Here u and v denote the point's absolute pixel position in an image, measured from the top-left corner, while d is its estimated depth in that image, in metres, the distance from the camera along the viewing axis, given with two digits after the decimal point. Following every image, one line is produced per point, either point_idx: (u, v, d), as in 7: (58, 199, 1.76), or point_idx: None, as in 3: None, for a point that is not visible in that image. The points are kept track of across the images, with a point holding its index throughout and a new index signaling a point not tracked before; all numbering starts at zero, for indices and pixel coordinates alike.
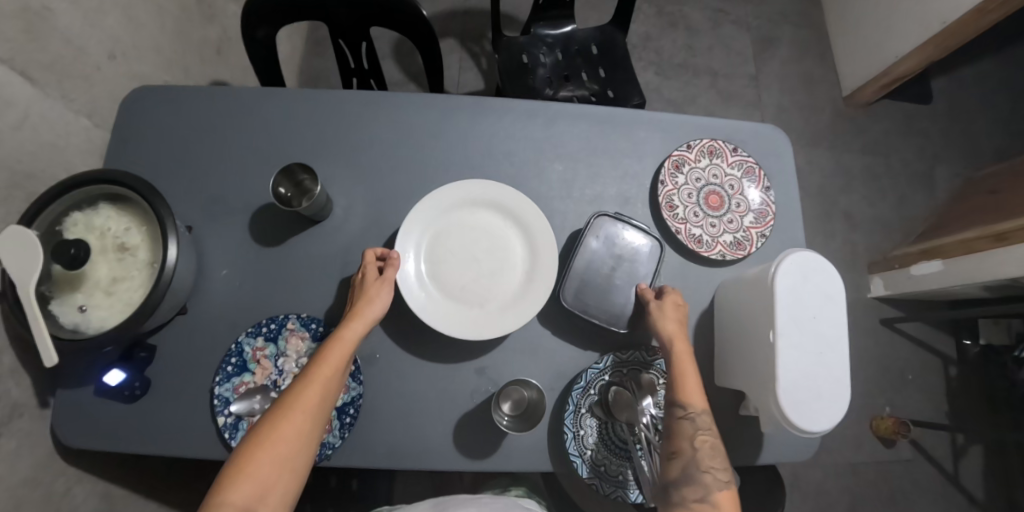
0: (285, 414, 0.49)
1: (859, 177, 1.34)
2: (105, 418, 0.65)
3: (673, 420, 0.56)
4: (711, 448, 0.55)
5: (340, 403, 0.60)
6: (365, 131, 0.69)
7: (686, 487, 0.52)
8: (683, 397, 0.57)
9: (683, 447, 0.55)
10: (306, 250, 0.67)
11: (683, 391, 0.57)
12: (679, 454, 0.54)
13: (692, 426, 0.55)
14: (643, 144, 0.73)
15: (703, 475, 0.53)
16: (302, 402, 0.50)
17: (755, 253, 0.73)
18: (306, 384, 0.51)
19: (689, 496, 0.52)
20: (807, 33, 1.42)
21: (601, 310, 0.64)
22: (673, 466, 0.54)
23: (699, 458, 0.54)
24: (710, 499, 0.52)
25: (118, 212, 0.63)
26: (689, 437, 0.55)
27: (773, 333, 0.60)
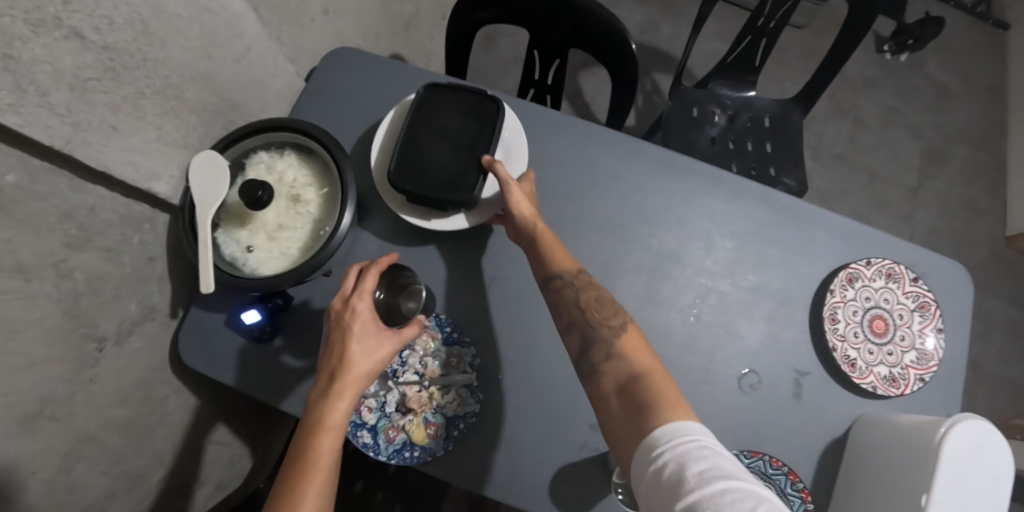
0: None
1: (999, 328, 1.22)
2: (228, 349, 0.67)
3: (555, 294, 0.55)
4: (596, 301, 0.54)
5: (452, 414, 0.59)
6: (545, 151, 0.68)
7: (593, 350, 0.51)
8: (557, 265, 0.56)
9: (573, 315, 0.54)
10: (459, 244, 0.66)
11: (554, 261, 0.56)
12: (573, 324, 0.54)
13: (572, 290, 0.55)
14: (819, 246, 0.68)
15: (599, 330, 0.52)
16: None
17: (907, 395, 0.67)
18: (289, 494, 0.41)
19: (596, 358, 0.51)
20: (984, 158, 1.30)
21: (437, 188, 0.54)
22: (571, 342, 0.54)
23: (588, 316, 0.53)
24: (616, 351, 0.50)
25: (300, 164, 0.65)
26: (574, 302, 0.55)
27: (927, 498, 0.52)
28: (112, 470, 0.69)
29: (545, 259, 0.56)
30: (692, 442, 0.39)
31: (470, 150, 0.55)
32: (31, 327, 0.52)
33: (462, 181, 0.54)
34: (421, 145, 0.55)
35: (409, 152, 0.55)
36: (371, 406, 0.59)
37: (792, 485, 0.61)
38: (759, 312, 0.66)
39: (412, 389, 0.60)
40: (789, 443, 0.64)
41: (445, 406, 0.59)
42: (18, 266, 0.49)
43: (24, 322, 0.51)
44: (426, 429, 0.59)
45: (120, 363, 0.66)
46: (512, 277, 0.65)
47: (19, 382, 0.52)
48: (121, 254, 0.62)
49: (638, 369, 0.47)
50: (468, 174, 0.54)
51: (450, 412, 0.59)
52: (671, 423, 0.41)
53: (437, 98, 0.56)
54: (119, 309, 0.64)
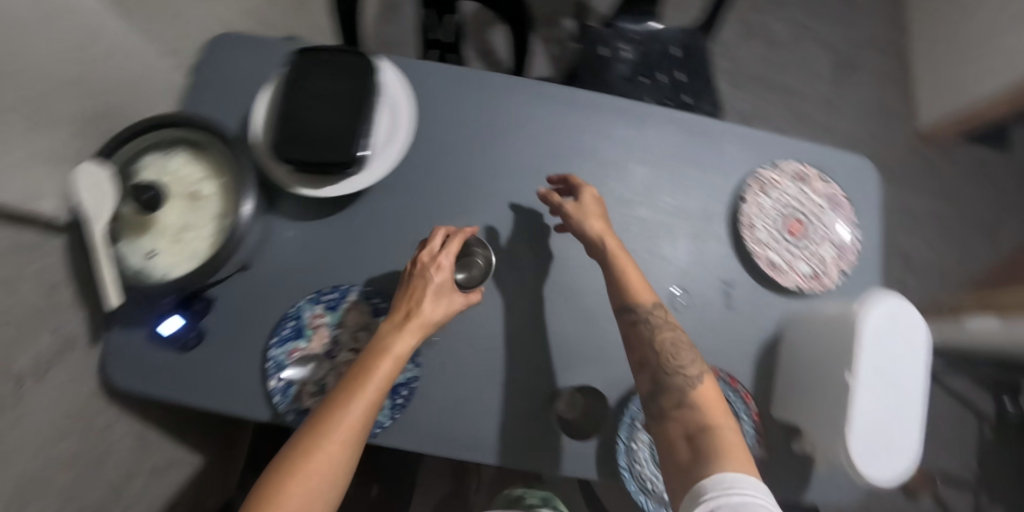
0: (320, 442, 0.45)
1: (922, 219, 1.30)
2: (157, 363, 0.65)
3: (629, 327, 0.56)
4: (672, 344, 0.54)
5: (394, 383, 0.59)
6: (449, 106, 0.67)
7: (664, 396, 0.52)
8: (633, 297, 0.56)
9: (647, 355, 0.54)
10: (376, 214, 0.65)
11: (632, 294, 0.56)
12: (644, 362, 0.55)
13: (647, 328, 0.55)
14: (731, 159, 0.70)
15: (673, 377, 0.52)
16: (336, 431, 0.46)
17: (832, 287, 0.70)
18: (345, 405, 0.47)
19: (669, 404, 0.51)
20: (890, 60, 1.35)
21: (319, 151, 0.55)
22: (643, 378, 0.54)
23: (662, 360, 0.53)
24: (689, 400, 0.50)
25: (194, 159, 0.62)
26: (649, 340, 0.54)
27: (849, 374, 0.57)
28: (66, 507, 0.67)
29: (619, 291, 0.56)
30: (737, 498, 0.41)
31: (346, 108, 0.56)
32: None
33: (343, 140, 0.55)
34: (294, 112, 0.56)
35: (287, 122, 0.56)
36: (312, 389, 0.60)
37: (729, 388, 0.64)
38: (681, 231, 0.67)
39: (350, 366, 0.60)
40: (726, 350, 0.67)
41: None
42: None
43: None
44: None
45: (45, 398, 0.63)
46: None
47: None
48: (20, 286, 0.59)
49: (706, 422, 0.48)
50: (348, 131, 0.55)
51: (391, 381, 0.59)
52: (720, 474, 0.43)
53: (307, 67, 0.57)
54: (32, 343, 0.61)
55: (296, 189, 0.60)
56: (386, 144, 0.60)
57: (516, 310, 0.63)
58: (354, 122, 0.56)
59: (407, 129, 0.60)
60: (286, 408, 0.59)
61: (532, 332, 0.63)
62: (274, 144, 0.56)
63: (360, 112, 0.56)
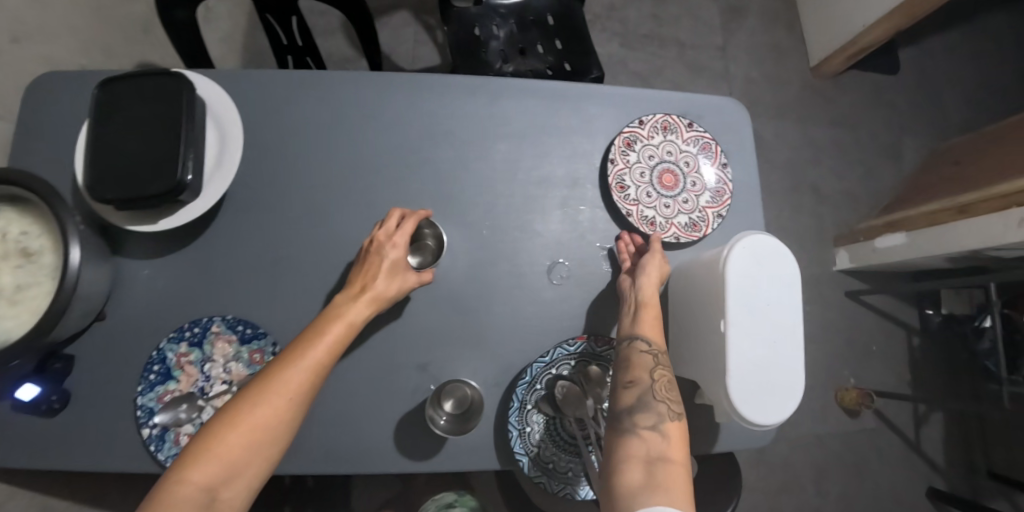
0: (263, 395, 0.44)
1: (827, 150, 1.33)
2: (25, 435, 0.61)
3: (636, 352, 0.55)
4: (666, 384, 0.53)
5: None
6: (292, 113, 0.64)
7: (639, 414, 0.50)
8: (656, 338, 0.56)
9: (641, 377, 0.53)
10: (230, 238, 0.62)
11: (654, 329, 0.56)
12: (635, 382, 0.53)
13: (651, 359, 0.54)
14: (594, 121, 0.70)
15: (657, 404, 0.51)
16: (282, 383, 0.45)
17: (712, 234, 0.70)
18: (291, 363, 0.46)
19: (641, 424, 0.49)
20: (775, 1, 1.38)
21: (139, 184, 0.52)
22: (628, 395, 0.52)
23: (654, 388, 0.52)
24: (663, 430, 0.49)
25: (19, 214, 0.58)
26: (649, 368, 0.54)
27: (725, 322, 0.58)
28: None
29: (648, 320, 0.57)
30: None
31: (161, 135, 0.53)
32: None
33: (161, 168, 0.53)
34: (109, 148, 0.53)
35: (103, 160, 0.53)
36: (189, 432, 0.57)
37: None
38: (553, 202, 0.67)
39: (225, 399, 0.58)
40: None
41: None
42: None
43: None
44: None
45: None
46: (300, 254, 0.62)
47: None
48: None
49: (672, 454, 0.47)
50: (166, 158, 0.53)
51: None
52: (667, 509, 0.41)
53: (117, 98, 0.55)
54: None
55: (132, 227, 0.57)
56: (219, 163, 0.57)
57: (393, 312, 0.61)
58: (171, 146, 0.53)
59: (237, 143, 0.57)
60: (164, 455, 0.57)
61: (412, 332, 0.61)
62: (92, 184, 0.53)
63: (176, 134, 0.53)
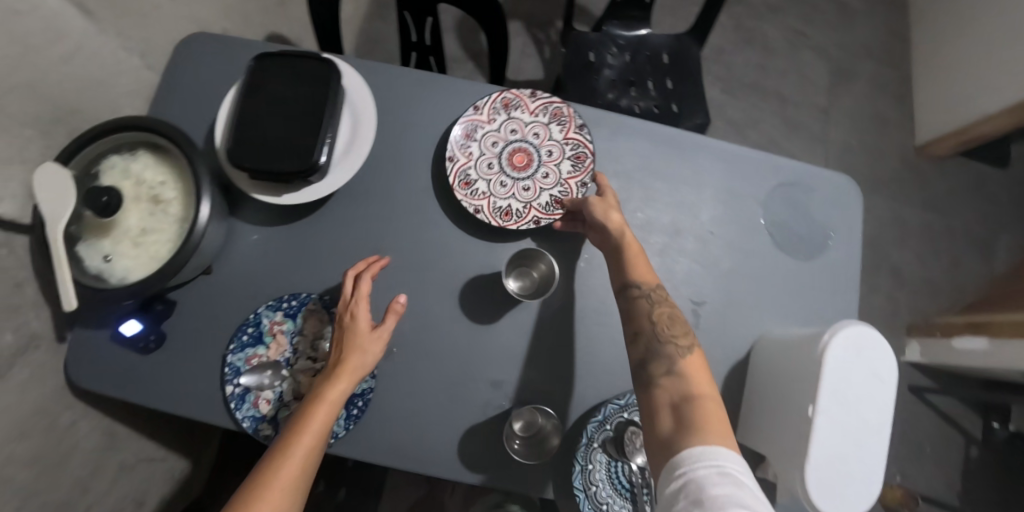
0: (259, 495, 0.42)
1: (915, 234, 1.29)
2: (118, 365, 0.65)
3: (631, 303, 0.55)
4: (668, 318, 0.54)
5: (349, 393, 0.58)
6: (418, 113, 0.66)
7: (653, 363, 0.51)
8: (641, 276, 0.56)
9: (643, 325, 0.54)
10: (338, 221, 0.64)
11: (634, 270, 0.56)
12: (640, 334, 0.53)
13: (647, 302, 0.54)
14: (705, 174, 0.70)
15: (665, 347, 0.51)
16: (274, 484, 0.42)
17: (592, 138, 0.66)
18: (283, 457, 0.44)
19: (657, 372, 0.50)
20: (889, 71, 1.32)
21: (276, 159, 0.55)
22: (637, 348, 0.53)
23: (657, 331, 0.53)
24: (679, 369, 0.50)
25: (155, 162, 0.62)
26: (649, 314, 0.54)
27: (813, 408, 0.54)
28: (27, 503, 0.69)
29: (626, 266, 0.57)
30: (714, 468, 0.40)
31: (304, 116, 0.55)
32: None
33: (299, 147, 0.55)
34: (253, 120, 0.56)
35: (244, 129, 0.56)
36: (269, 398, 0.59)
37: None
38: (652, 247, 0.68)
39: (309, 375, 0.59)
40: None
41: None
42: None
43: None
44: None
45: (7, 397, 0.64)
46: (398, 249, 0.64)
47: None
48: None
49: (690, 389, 0.47)
50: (305, 139, 0.55)
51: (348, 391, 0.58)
52: (707, 447, 0.41)
53: (267, 76, 0.57)
54: None
55: (255, 195, 0.59)
56: (347, 151, 0.60)
57: (478, 325, 0.62)
58: (312, 129, 0.55)
59: (369, 136, 0.60)
60: (241, 415, 0.58)
61: (493, 348, 0.62)
62: (231, 153, 0.55)
63: (322, 119, 0.55)
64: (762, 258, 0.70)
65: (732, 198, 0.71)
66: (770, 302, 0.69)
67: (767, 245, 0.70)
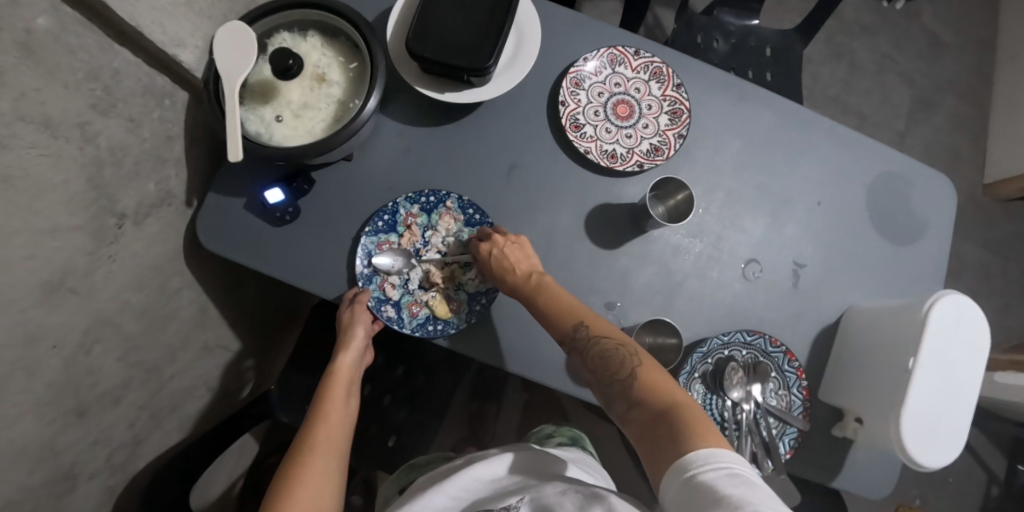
0: (304, 458, 0.49)
1: (971, 269, 1.33)
2: (246, 231, 0.67)
3: (571, 357, 0.55)
4: (608, 346, 0.53)
5: (474, 290, 0.63)
6: (565, 43, 0.69)
7: (615, 406, 0.50)
8: (557, 325, 0.55)
9: (590, 373, 0.53)
10: (482, 132, 0.67)
11: (553, 319, 0.56)
12: (591, 379, 0.53)
13: (583, 346, 0.53)
14: (818, 151, 0.72)
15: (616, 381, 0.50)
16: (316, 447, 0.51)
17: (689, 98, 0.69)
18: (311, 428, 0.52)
19: (624, 412, 0.49)
20: (969, 109, 1.36)
21: (455, 54, 0.59)
22: (599, 397, 0.53)
23: (602, 372, 0.51)
24: (637, 393, 0.48)
25: (323, 46, 0.65)
26: (588, 358, 0.53)
27: (913, 362, 0.56)
28: (128, 357, 0.71)
29: (545, 317, 0.56)
30: (724, 470, 0.37)
31: (485, 20, 0.59)
32: (56, 190, 0.52)
33: (477, 47, 0.59)
34: (437, 14, 0.60)
35: (428, 22, 0.60)
36: (395, 282, 0.63)
37: (788, 361, 0.65)
38: (762, 209, 0.69)
39: (437, 265, 0.64)
40: (789, 329, 0.68)
41: (467, 283, 0.63)
42: (44, 119, 0.48)
43: (48, 181, 0.50)
44: (451, 304, 0.63)
45: (137, 245, 0.66)
46: (532, 167, 0.67)
47: (42, 245, 0.52)
48: (141, 127, 0.61)
49: (652, 409, 0.46)
50: (484, 40, 0.59)
51: (472, 288, 0.63)
52: (699, 448, 0.39)
53: None
54: (138, 186, 0.63)
55: (420, 88, 0.64)
56: (509, 64, 0.64)
57: (598, 250, 0.65)
58: (491, 33, 0.59)
59: (532, 53, 0.64)
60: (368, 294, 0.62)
61: (610, 273, 0.65)
62: (411, 44, 0.59)
63: (501, 25, 0.59)
64: (864, 240, 0.72)
65: (840, 178, 0.72)
66: (866, 281, 0.71)
67: (867, 226, 0.72)
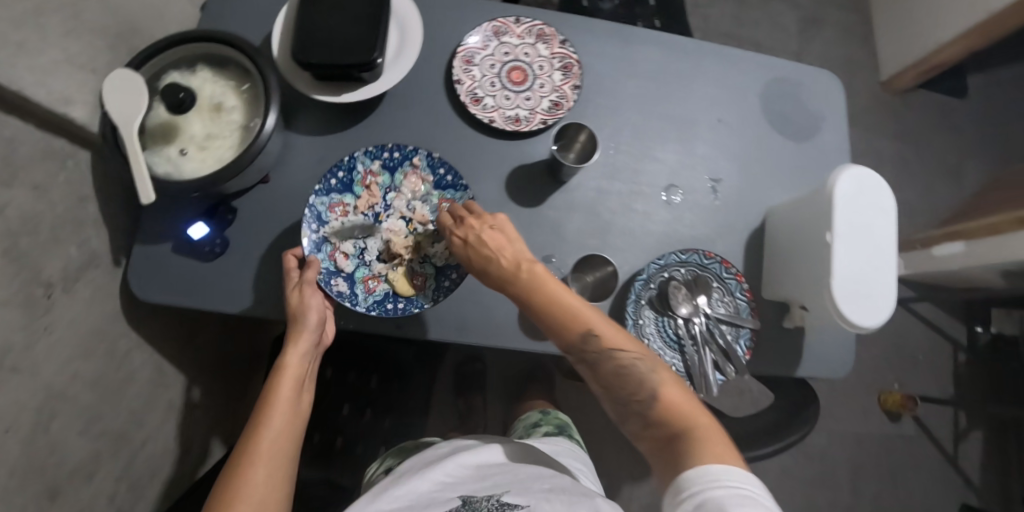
0: (247, 458, 0.50)
1: (890, 161, 1.44)
2: (180, 272, 0.67)
3: (581, 367, 0.55)
4: (620, 361, 0.52)
5: (442, 266, 0.65)
6: (449, 25, 0.72)
7: (630, 422, 0.52)
8: (565, 336, 0.53)
9: (603, 383, 0.54)
10: (390, 125, 0.69)
11: (560, 331, 0.54)
12: (605, 390, 0.54)
13: (595, 358, 0.53)
14: (709, 72, 0.76)
15: (631, 401, 0.52)
16: (261, 445, 0.51)
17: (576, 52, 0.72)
18: (257, 423, 0.52)
19: (639, 429, 0.51)
20: (852, 19, 1.49)
21: (340, 53, 0.61)
22: (609, 403, 0.55)
23: (620, 390, 0.52)
24: (653, 414, 0.50)
25: (215, 76, 0.66)
26: (603, 371, 0.53)
27: (830, 234, 0.61)
28: (91, 428, 0.69)
29: (551, 330, 0.54)
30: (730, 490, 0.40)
31: (363, 16, 0.62)
32: None
33: (359, 42, 0.61)
34: (316, 22, 0.62)
35: (309, 31, 0.62)
36: (347, 253, 0.65)
37: (726, 269, 0.68)
38: (669, 136, 0.73)
39: (395, 231, 0.66)
40: (720, 241, 0.72)
41: (434, 256, 0.65)
42: None
43: None
44: (414, 279, 0.65)
45: (72, 312, 0.65)
46: (443, 147, 0.69)
47: None
48: (47, 193, 0.60)
49: (674, 429, 0.48)
50: (364, 34, 0.61)
51: (439, 262, 0.65)
52: (710, 475, 0.41)
53: None
54: (58, 253, 0.62)
55: (317, 96, 0.65)
56: (398, 54, 0.66)
57: (524, 210, 0.68)
58: (370, 26, 0.61)
59: (417, 40, 0.66)
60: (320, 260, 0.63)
61: (541, 228, 0.68)
62: (299, 56, 0.62)
63: (378, 18, 0.61)
64: (768, 144, 0.76)
65: (734, 93, 0.77)
66: (779, 180, 0.75)
67: (769, 131, 0.77)
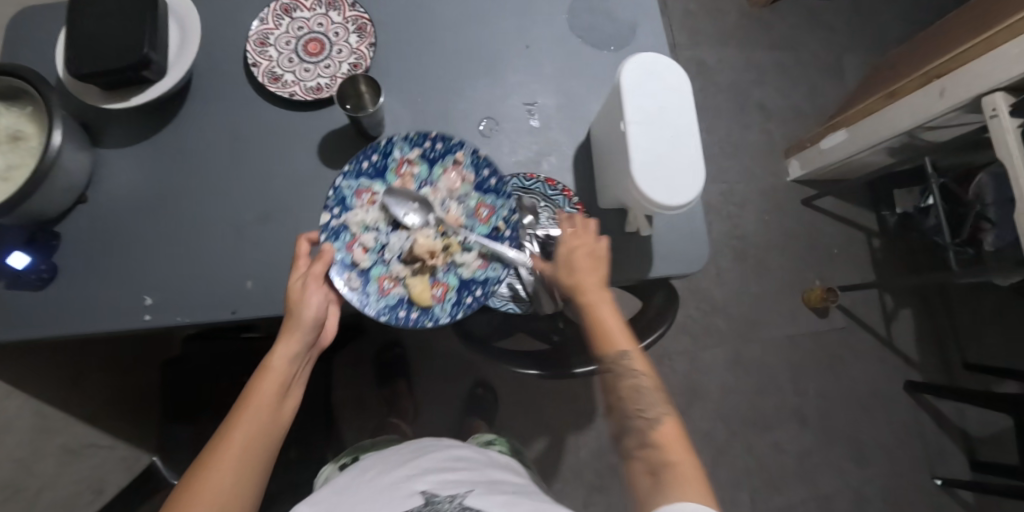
0: (208, 462, 0.50)
1: (770, 71, 1.48)
2: (13, 306, 0.65)
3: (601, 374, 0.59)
4: (635, 388, 0.57)
5: (463, 280, 0.63)
6: (243, 16, 0.73)
7: (628, 438, 0.56)
8: (599, 346, 0.58)
9: (614, 398, 0.58)
10: (200, 120, 0.70)
11: (599, 337, 0.58)
12: (614, 407, 0.58)
13: (612, 373, 0.57)
14: (510, 6, 0.77)
15: (636, 420, 0.56)
16: (223, 449, 0.50)
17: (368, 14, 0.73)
18: (230, 424, 0.52)
19: (632, 446, 0.55)
20: None
21: (110, 56, 0.61)
22: (614, 417, 0.59)
23: (627, 407, 0.57)
24: (651, 441, 0.53)
25: (8, 108, 0.66)
26: (614, 384, 0.58)
27: (624, 123, 0.61)
28: None
29: (593, 331, 0.59)
30: None
31: (129, 16, 0.62)
32: None
33: (126, 42, 0.61)
34: (81, 30, 0.62)
35: (77, 40, 0.62)
36: (366, 247, 0.63)
37: (550, 188, 0.68)
38: (477, 75, 0.74)
39: (422, 231, 0.64)
40: (550, 164, 0.73)
41: (463, 267, 0.64)
42: None
43: None
44: (432, 289, 0.63)
45: None
46: (251, 132, 0.70)
47: None
48: None
49: (669, 459, 0.51)
50: (132, 34, 0.61)
51: (465, 273, 0.64)
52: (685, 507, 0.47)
53: None
54: None
55: (107, 105, 0.66)
56: (180, 51, 0.67)
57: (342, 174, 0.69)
58: (137, 25, 0.62)
59: (196, 31, 0.67)
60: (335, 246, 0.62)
61: None
62: (72, 66, 0.62)
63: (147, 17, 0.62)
64: (582, 62, 0.77)
65: (539, 20, 0.78)
66: (599, 93, 0.76)
67: (582, 49, 0.77)
